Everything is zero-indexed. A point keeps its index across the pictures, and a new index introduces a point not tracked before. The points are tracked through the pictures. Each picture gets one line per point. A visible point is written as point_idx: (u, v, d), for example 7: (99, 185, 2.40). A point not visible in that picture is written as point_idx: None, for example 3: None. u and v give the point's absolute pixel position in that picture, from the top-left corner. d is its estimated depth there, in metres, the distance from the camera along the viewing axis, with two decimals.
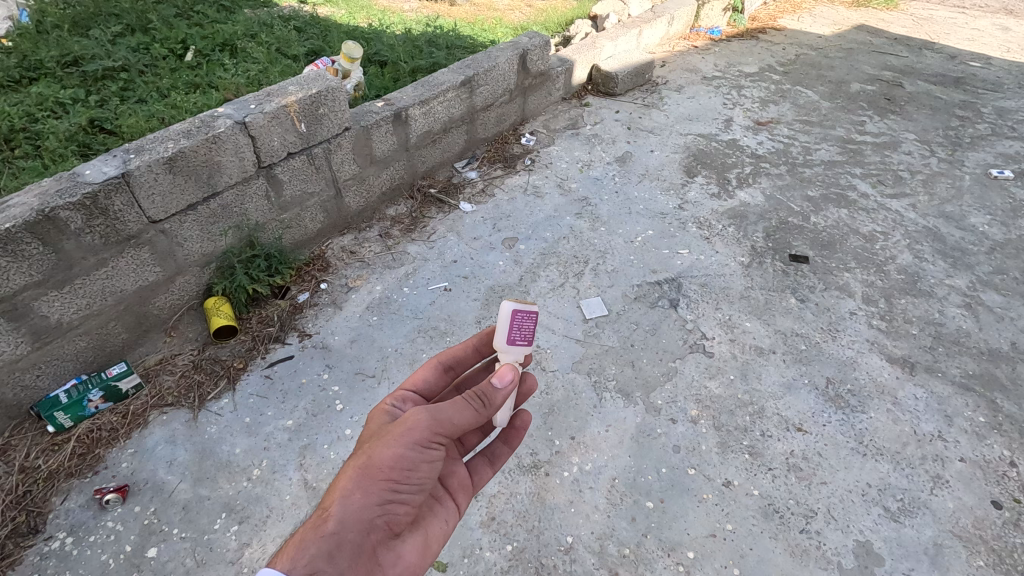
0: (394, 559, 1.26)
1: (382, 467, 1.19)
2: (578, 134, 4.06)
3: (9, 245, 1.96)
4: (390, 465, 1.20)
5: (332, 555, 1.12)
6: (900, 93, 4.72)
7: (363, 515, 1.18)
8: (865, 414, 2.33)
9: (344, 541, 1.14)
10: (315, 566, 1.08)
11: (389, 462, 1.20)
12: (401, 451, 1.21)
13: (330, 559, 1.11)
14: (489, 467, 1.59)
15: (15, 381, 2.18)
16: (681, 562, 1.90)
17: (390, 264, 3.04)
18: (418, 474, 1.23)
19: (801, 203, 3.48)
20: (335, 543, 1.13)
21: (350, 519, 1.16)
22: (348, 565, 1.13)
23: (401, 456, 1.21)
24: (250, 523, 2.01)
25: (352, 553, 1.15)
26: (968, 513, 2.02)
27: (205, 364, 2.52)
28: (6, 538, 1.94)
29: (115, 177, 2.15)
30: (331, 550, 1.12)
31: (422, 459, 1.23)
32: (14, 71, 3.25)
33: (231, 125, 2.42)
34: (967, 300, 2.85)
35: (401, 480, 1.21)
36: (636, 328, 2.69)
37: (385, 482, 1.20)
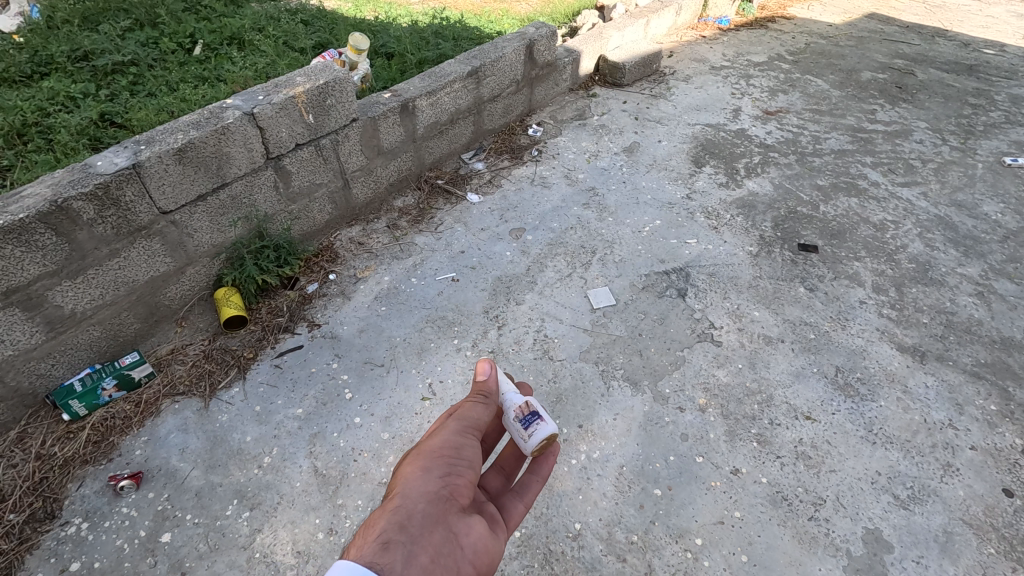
0: (469, 534, 1.20)
1: (432, 447, 1.26)
2: (585, 125, 4.05)
3: (23, 236, 1.99)
4: (439, 445, 1.28)
5: (404, 525, 1.10)
6: (912, 81, 4.66)
7: (425, 487, 1.19)
8: (875, 402, 2.32)
9: (414, 512, 1.14)
10: (388, 536, 1.07)
11: (438, 442, 1.28)
12: (447, 434, 1.31)
13: (402, 529, 1.10)
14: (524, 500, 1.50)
15: (30, 370, 2.21)
16: (689, 548, 1.90)
17: (398, 255, 3.05)
18: (467, 449, 1.30)
19: (810, 192, 3.45)
20: (404, 515, 1.13)
21: (414, 494, 1.17)
22: (422, 533, 1.11)
23: (447, 437, 1.30)
24: (261, 509, 2.04)
25: (424, 521, 1.13)
26: (979, 501, 2.01)
27: (216, 354, 2.55)
28: (23, 523, 1.98)
29: (126, 168, 2.17)
30: (402, 520, 1.11)
31: (466, 438, 1.32)
32: (26, 66, 3.28)
33: (239, 116, 2.43)
34: (979, 289, 2.83)
35: (453, 455, 1.27)
36: (644, 317, 2.68)
37: (440, 457, 1.25)
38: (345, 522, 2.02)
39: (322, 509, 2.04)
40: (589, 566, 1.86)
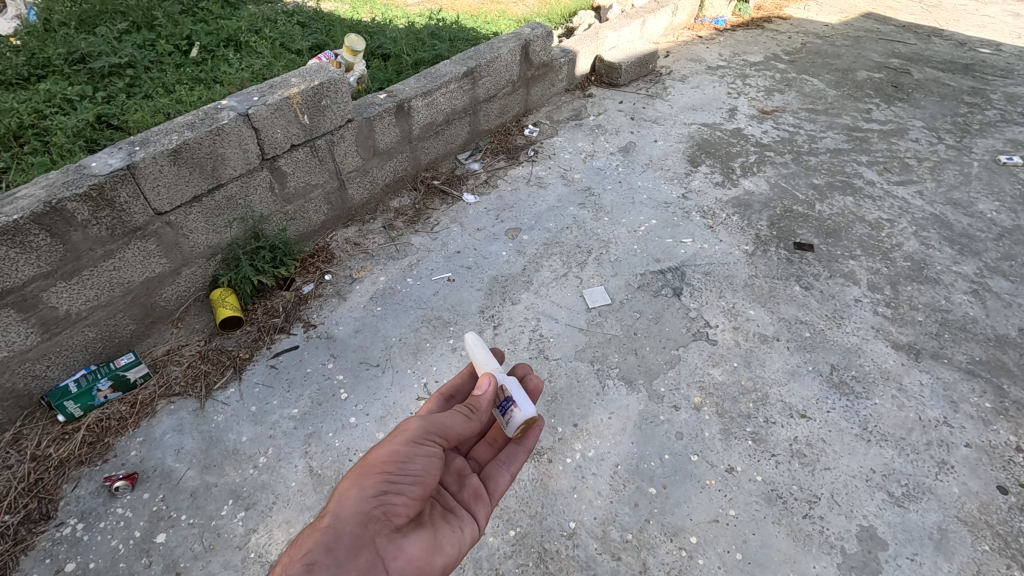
0: (399, 554, 1.24)
1: (376, 462, 1.31)
2: (582, 125, 4.05)
3: (17, 237, 1.99)
4: (384, 459, 1.32)
5: (330, 549, 1.16)
6: (908, 80, 4.67)
7: (360, 506, 1.24)
8: (870, 400, 2.32)
9: (341, 533, 1.19)
10: (313, 559, 1.13)
11: (383, 457, 1.32)
12: (396, 447, 1.35)
13: (329, 552, 1.16)
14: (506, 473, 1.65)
15: (25, 371, 2.21)
16: (684, 546, 1.90)
17: (394, 255, 3.05)
18: (413, 465, 1.34)
19: (806, 191, 3.45)
20: (333, 537, 1.18)
21: (345, 513, 1.22)
22: (348, 557, 1.17)
23: (395, 450, 1.34)
24: (256, 510, 2.04)
25: (351, 545, 1.19)
26: (974, 498, 2.01)
27: (212, 354, 2.55)
28: (18, 525, 1.98)
29: (121, 169, 2.17)
30: (329, 543, 1.17)
31: (415, 452, 1.36)
32: (23, 68, 3.29)
33: (234, 117, 2.44)
34: (974, 287, 2.83)
35: (396, 472, 1.31)
36: (639, 316, 2.69)
37: (381, 474, 1.29)
38: None
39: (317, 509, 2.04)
40: (584, 565, 1.86)
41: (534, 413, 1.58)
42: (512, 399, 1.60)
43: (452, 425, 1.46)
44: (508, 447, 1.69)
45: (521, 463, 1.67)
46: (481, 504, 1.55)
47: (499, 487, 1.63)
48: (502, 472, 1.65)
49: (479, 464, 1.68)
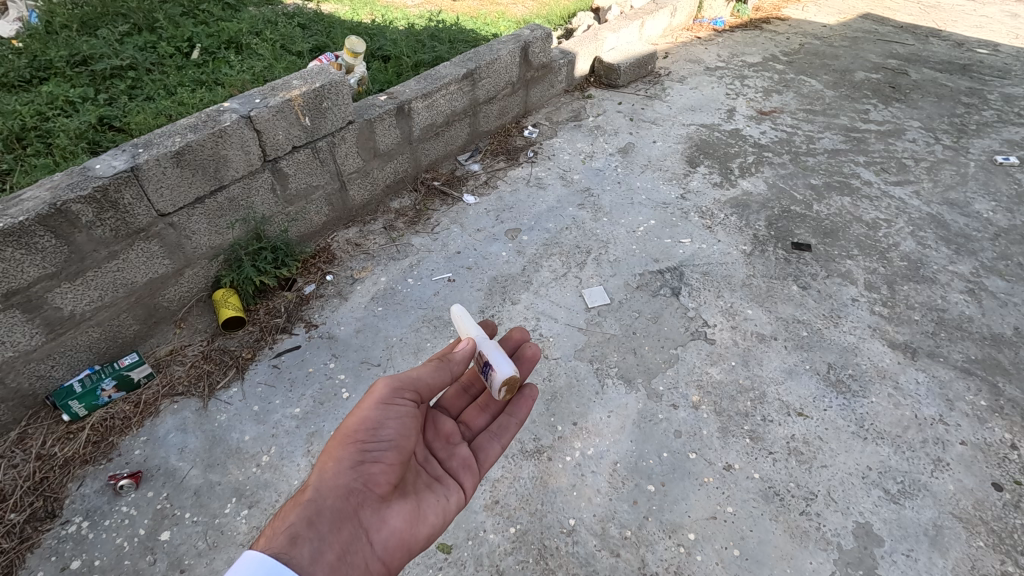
0: (381, 526, 1.33)
1: (348, 431, 1.36)
2: (581, 126, 4.08)
3: (23, 238, 2.01)
4: (356, 428, 1.37)
5: (312, 523, 1.24)
6: (905, 81, 4.70)
7: (338, 479, 1.31)
8: (866, 398, 2.35)
9: (322, 509, 1.26)
10: (295, 533, 1.21)
11: (354, 425, 1.37)
12: (367, 413, 1.39)
13: (311, 525, 1.24)
14: (498, 443, 1.67)
15: (30, 371, 2.24)
16: (682, 543, 1.92)
17: (394, 256, 3.08)
18: (385, 430, 1.39)
19: (804, 191, 3.48)
20: (314, 511, 1.26)
21: (325, 488, 1.29)
22: (329, 531, 1.25)
23: (365, 417, 1.38)
24: (259, 508, 2.06)
25: (332, 518, 1.27)
26: (969, 495, 2.04)
27: (215, 354, 2.57)
28: (24, 523, 2.01)
29: (124, 171, 2.19)
30: (310, 517, 1.25)
31: (386, 416, 1.40)
32: (25, 71, 3.31)
33: (237, 119, 2.46)
34: (970, 286, 2.85)
35: (370, 439, 1.36)
36: (638, 316, 2.71)
37: (355, 444, 1.35)
38: None
39: None
40: (583, 561, 1.88)
41: (512, 371, 1.53)
42: (490, 360, 1.56)
43: (421, 376, 1.46)
44: (501, 418, 1.70)
45: (512, 434, 1.68)
46: (470, 474, 1.58)
47: (490, 457, 1.64)
48: (493, 443, 1.66)
49: (472, 429, 1.70)
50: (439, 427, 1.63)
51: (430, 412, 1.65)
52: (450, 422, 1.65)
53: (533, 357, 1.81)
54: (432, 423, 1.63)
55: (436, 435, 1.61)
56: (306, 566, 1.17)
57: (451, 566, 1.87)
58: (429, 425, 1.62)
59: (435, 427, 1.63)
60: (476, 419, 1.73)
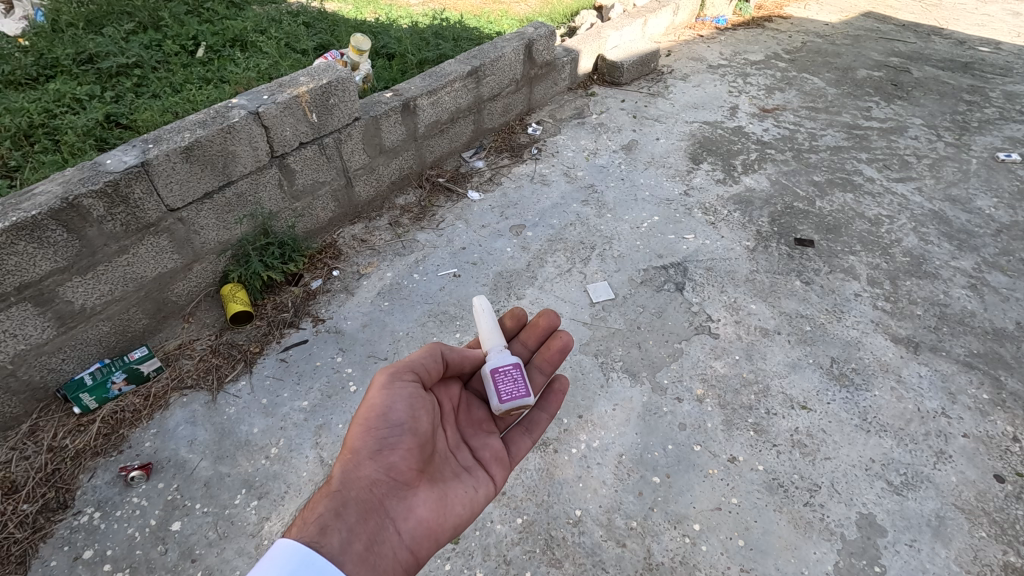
0: (408, 515, 1.35)
1: (362, 420, 1.37)
2: (584, 124, 4.10)
3: (36, 232, 2.04)
4: (369, 415, 1.37)
5: (339, 514, 1.26)
6: (907, 78, 4.72)
7: (362, 470, 1.33)
8: (869, 392, 2.37)
9: (347, 500, 1.28)
10: (324, 523, 1.22)
11: (367, 413, 1.37)
12: (381, 399, 1.39)
13: (338, 516, 1.25)
14: (527, 436, 1.72)
15: (42, 365, 2.26)
16: (687, 533, 1.95)
17: (400, 252, 3.10)
18: (396, 413, 1.38)
19: (806, 187, 3.50)
20: (340, 502, 1.28)
21: (349, 479, 1.31)
22: (356, 521, 1.26)
23: (373, 403, 1.38)
24: (269, 499, 2.09)
25: (358, 509, 1.28)
26: (971, 486, 2.06)
27: (223, 348, 2.60)
28: (37, 513, 2.03)
29: (135, 166, 2.22)
30: (337, 508, 1.26)
31: (395, 399, 1.40)
32: (33, 69, 3.34)
33: (245, 115, 2.48)
34: (972, 281, 2.87)
35: (387, 426, 1.37)
36: (642, 311, 2.73)
37: (373, 433, 1.36)
38: None
39: None
40: (589, 551, 1.90)
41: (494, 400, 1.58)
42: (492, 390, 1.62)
43: (419, 360, 1.50)
44: (531, 412, 1.75)
45: (543, 430, 1.74)
46: (501, 466, 1.60)
47: (523, 450, 1.70)
48: (524, 438, 1.71)
49: (503, 422, 1.74)
50: (472, 418, 1.67)
51: (463, 400, 1.69)
52: (481, 411, 1.70)
53: (562, 347, 1.83)
54: (463, 414, 1.67)
55: (467, 426, 1.64)
56: (336, 555, 1.18)
57: (459, 556, 1.89)
58: (461, 417, 1.65)
59: (466, 418, 1.66)
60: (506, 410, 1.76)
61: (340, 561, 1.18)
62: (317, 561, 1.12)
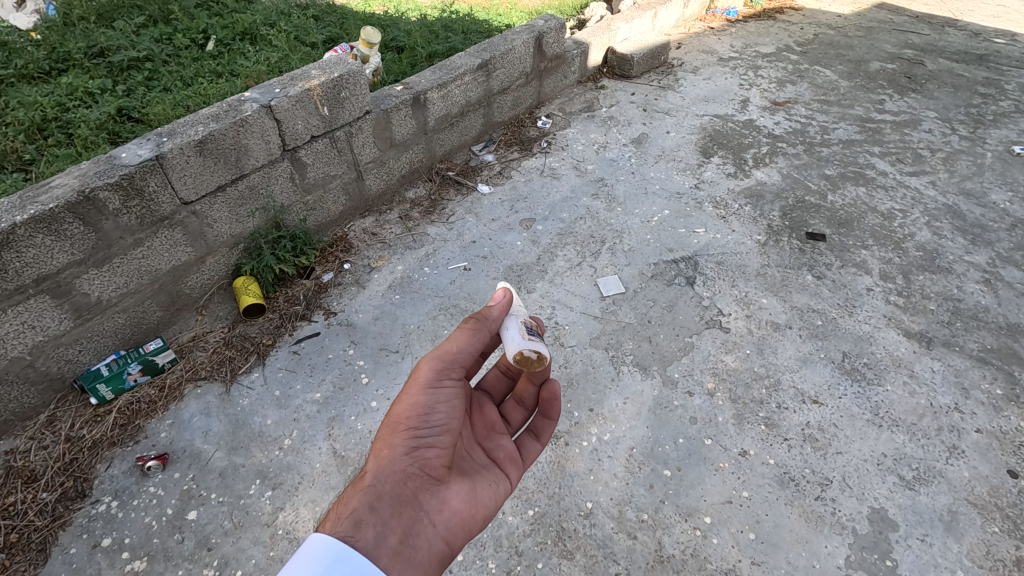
0: (440, 507, 1.35)
1: (400, 417, 1.36)
2: (594, 117, 4.08)
3: (53, 225, 2.06)
4: (408, 414, 1.37)
5: (373, 507, 1.25)
6: (921, 71, 4.66)
7: (396, 466, 1.32)
8: (881, 386, 2.36)
9: (382, 494, 1.28)
10: (358, 518, 1.21)
11: (406, 411, 1.37)
12: (417, 397, 1.39)
13: (372, 510, 1.24)
14: (537, 441, 1.68)
15: (59, 356, 2.29)
16: (698, 526, 1.95)
17: (411, 245, 3.11)
18: (436, 414, 1.39)
19: (818, 181, 3.48)
20: (374, 496, 1.27)
21: (383, 474, 1.30)
22: (390, 515, 1.26)
23: (415, 402, 1.39)
24: (283, 489, 2.11)
25: (393, 503, 1.28)
26: (983, 482, 2.05)
27: (236, 341, 2.62)
28: (56, 502, 2.07)
29: (150, 159, 2.23)
30: (371, 502, 1.25)
31: (436, 399, 1.40)
32: (44, 62, 3.36)
33: (257, 108, 2.49)
34: (986, 276, 2.85)
35: (421, 425, 1.37)
36: (652, 305, 2.73)
37: (408, 430, 1.35)
38: None
39: (341, 489, 2.11)
40: (601, 543, 1.92)
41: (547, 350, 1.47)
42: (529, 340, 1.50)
43: (461, 351, 1.44)
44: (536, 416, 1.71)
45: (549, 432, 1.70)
46: (514, 465, 1.60)
47: (530, 453, 1.67)
48: (533, 440, 1.68)
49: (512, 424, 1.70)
50: (484, 418, 1.63)
51: (474, 400, 1.64)
52: (493, 411, 1.65)
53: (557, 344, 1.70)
54: (475, 414, 1.62)
55: (479, 426, 1.60)
56: (372, 549, 1.18)
57: (471, 546, 1.91)
58: (473, 416, 1.61)
59: (478, 417, 1.62)
60: (514, 413, 1.70)
61: (376, 555, 1.18)
62: (353, 556, 1.12)
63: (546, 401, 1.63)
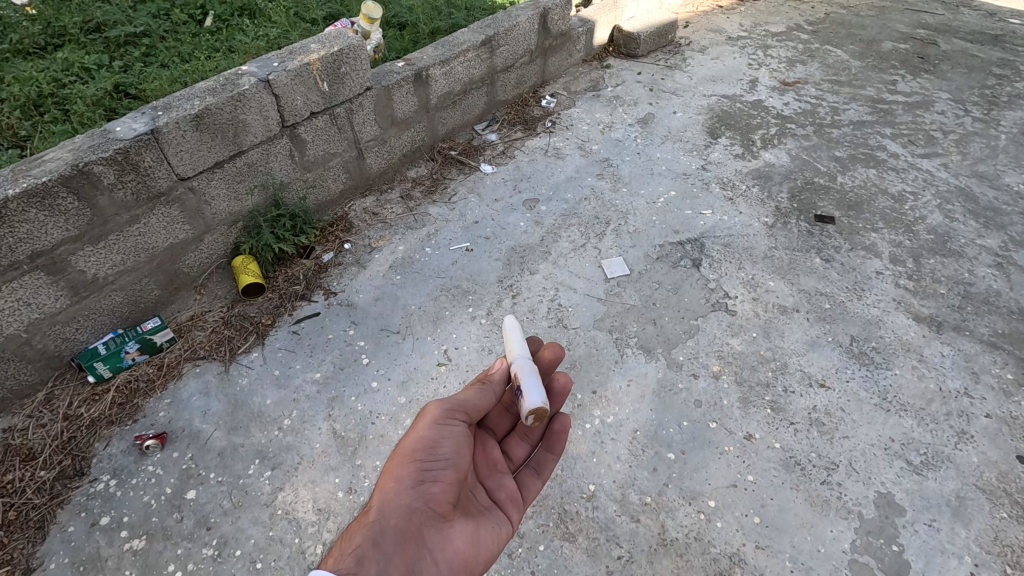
0: (444, 545, 1.31)
1: (407, 450, 1.35)
2: (599, 96, 4.00)
3: (47, 200, 2.02)
4: (415, 447, 1.36)
5: (377, 542, 1.22)
6: (934, 51, 4.55)
7: (400, 500, 1.29)
8: (890, 370, 2.32)
9: (386, 528, 1.25)
10: (362, 552, 1.18)
11: (413, 444, 1.36)
12: (424, 432, 1.38)
13: (375, 545, 1.21)
14: (539, 477, 1.64)
15: (56, 333, 2.26)
16: (702, 510, 1.93)
17: (412, 225, 3.06)
18: (442, 448, 1.38)
19: (828, 163, 3.41)
20: (378, 530, 1.24)
21: (388, 508, 1.28)
22: (394, 550, 1.22)
23: (422, 436, 1.37)
24: (283, 469, 2.09)
25: (397, 538, 1.24)
26: (992, 467, 2.02)
27: (235, 320, 2.59)
28: (54, 480, 2.05)
29: (145, 134, 2.18)
30: (375, 537, 1.22)
31: (443, 434, 1.39)
32: (40, 38, 3.29)
33: (255, 82, 2.43)
34: (998, 260, 2.79)
35: (427, 458, 1.35)
36: (657, 287, 2.68)
37: (415, 463, 1.34)
38: (364, 482, 2.06)
39: (341, 470, 2.08)
40: (603, 526, 1.90)
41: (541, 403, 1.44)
42: (523, 386, 1.48)
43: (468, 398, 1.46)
44: (540, 453, 1.67)
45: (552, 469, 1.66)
46: (517, 507, 1.54)
47: (532, 491, 1.62)
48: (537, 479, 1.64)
49: (513, 461, 1.67)
50: (487, 456, 1.60)
51: (477, 439, 1.62)
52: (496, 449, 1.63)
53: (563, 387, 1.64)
54: (478, 452, 1.59)
55: (482, 465, 1.57)
56: None
57: None
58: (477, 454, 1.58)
59: (481, 455, 1.59)
60: (515, 450, 1.68)
61: None
62: None
63: (553, 435, 1.66)
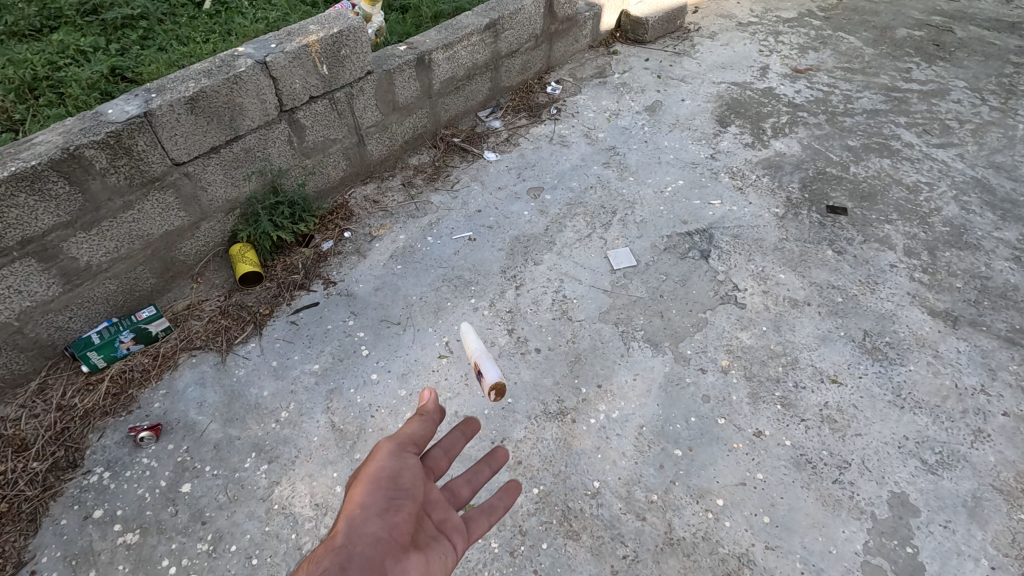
0: None
1: (370, 474, 1.12)
2: (606, 83, 3.91)
3: (36, 184, 1.96)
4: (376, 474, 1.13)
5: (344, 568, 0.97)
6: (950, 39, 4.43)
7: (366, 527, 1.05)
8: (904, 366, 2.25)
9: (354, 555, 1.00)
10: None
11: (373, 471, 1.13)
12: (385, 458, 1.15)
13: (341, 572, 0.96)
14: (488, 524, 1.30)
15: (48, 322, 2.21)
16: (710, 508, 1.87)
17: (414, 213, 2.99)
18: (407, 477, 1.15)
19: (841, 152, 3.32)
20: (345, 556, 1.00)
21: (356, 534, 1.03)
22: None
23: (382, 464, 1.14)
24: (279, 463, 2.04)
25: (364, 568, 0.99)
26: (1010, 467, 1.96)
27: (232, 310, 2.53)
28: (47, 472, 2.01)
29: (138, 116, 2.11)
30: (342, 563, 0.98)
31: (407, 460, 1.17)
32: (35, 19, 3.20)
33: (252, 64, 2.36)
34: (1016, 253, 2.71)
35: (391, 485, 1.12)
36: (665, 279, 2.61)
37: (381, 486, 1.11)
38: None
39: (340, 464, 2.03)
40: (608, 524, 1.85)
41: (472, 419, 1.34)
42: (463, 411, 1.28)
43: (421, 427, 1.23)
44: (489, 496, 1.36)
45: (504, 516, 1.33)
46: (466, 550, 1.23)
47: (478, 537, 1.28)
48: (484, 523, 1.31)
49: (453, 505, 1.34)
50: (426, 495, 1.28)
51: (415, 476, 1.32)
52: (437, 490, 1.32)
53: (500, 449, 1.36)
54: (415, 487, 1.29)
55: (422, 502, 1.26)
56: None
57: None
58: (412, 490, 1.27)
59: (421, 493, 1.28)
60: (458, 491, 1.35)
61: None
62: None
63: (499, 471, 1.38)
